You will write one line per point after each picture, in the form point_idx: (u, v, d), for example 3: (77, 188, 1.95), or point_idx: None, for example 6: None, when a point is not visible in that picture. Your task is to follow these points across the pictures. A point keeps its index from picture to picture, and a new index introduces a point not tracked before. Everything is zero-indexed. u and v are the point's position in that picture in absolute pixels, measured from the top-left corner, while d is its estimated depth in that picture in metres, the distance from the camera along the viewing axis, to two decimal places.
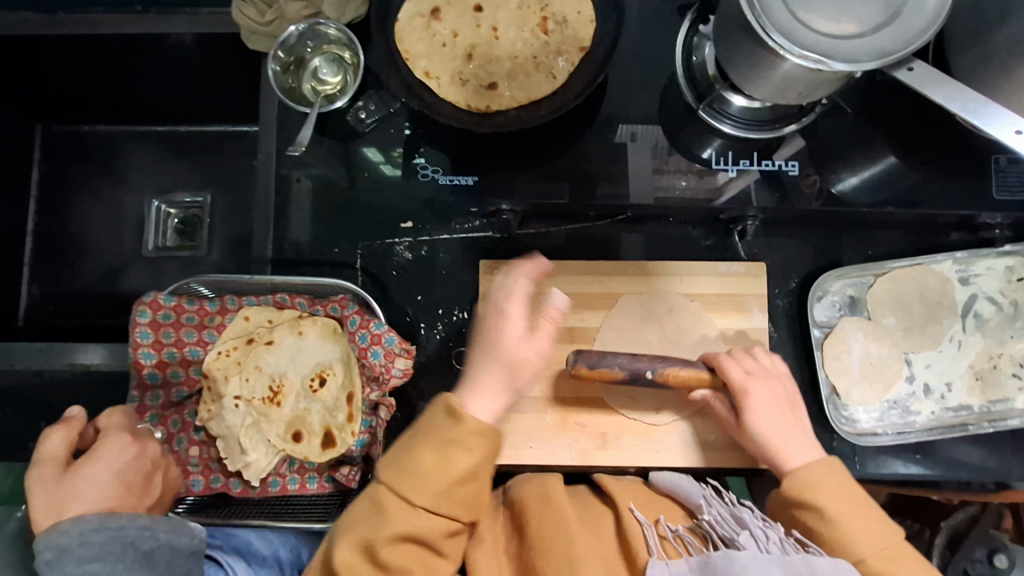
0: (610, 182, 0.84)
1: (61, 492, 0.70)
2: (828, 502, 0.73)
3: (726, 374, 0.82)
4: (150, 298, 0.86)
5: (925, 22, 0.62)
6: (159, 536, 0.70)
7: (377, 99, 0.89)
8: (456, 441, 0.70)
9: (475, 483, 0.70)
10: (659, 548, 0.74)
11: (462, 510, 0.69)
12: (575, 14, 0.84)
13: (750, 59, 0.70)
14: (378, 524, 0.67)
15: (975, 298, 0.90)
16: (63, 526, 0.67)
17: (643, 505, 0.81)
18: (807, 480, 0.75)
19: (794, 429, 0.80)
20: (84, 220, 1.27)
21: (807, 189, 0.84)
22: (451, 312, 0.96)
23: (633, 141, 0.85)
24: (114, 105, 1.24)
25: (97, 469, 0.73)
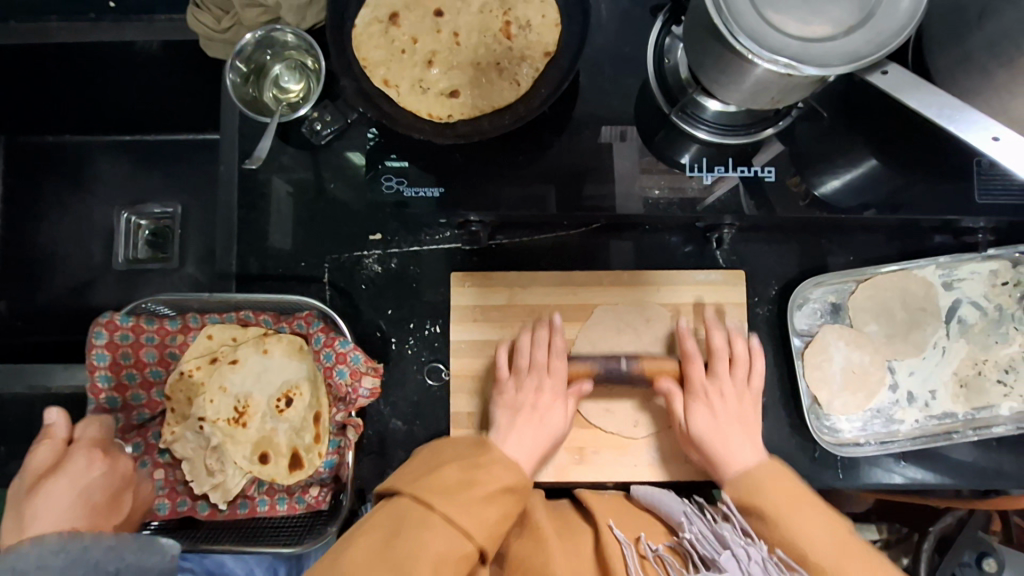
0: (598, 182, 0.81)
1: (29, 509, 0.72)
2: (771, 501, 0.74)
3: (691, 366, 0.84)
4: (106, 319, 0.83)
5: (899, 24, 0.60)
6: (124, 558, 0.69)
7: (332, 109, 0.84)
8: (479, 464, 0.74)
9: (498, 508, 0.71)
10: (638, 567, 0.73)
11: (480, 530, 0.67)
12: (540, 18, 0.80)
13: (720, 63, 0.68)
14: (398, 526, 0.66)
15: (959, 303, 0.88)
16: (22, 548, 0.65)
17: (624, 522, 0.79)
18: (750, 484, 0.76)
19: (739, 430, 0.81)
20: (50, 234, 1.23)
21: (794, 188, 0.81)
22: (423, 326, 0.93)
23: (623, 140, 0.82)
24: (79, 115, 1.21)
25: (63, 488, 0.74)
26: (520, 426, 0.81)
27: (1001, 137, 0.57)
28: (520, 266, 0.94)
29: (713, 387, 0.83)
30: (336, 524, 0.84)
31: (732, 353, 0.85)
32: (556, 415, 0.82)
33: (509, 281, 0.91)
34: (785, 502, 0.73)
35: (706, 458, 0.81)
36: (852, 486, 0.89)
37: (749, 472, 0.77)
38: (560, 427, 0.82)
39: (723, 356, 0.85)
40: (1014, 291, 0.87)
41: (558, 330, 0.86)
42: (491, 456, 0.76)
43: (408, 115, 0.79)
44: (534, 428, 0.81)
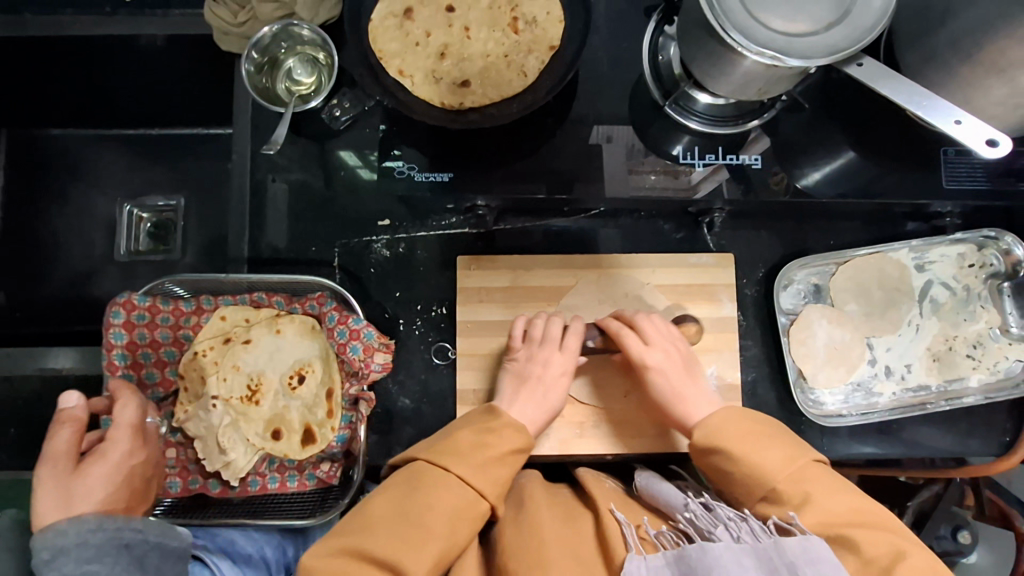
0: (586, 181, 0.86)
1: (69, 489, 0.73)
2: (732, 438, 0.76)
3: (626, 344, 0.85)
4: (124, 299, 0.86)
5: (872, 21, 0.66)
6: (148, 538, 0.72)
7: (351, 96, 0.90)
8: (490, 428, 0.78)
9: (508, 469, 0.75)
10: (637, 544, 0.72)
11: (493, 489, 0.72)
12: (545, 15, 0.86)
13: (712, 57, 0.74)
14: (414, 489, 0.71)
15: (931, 283, 0.95)
16: (62, 527, 0.69)
17: (624, 508, 0.80)
18: (710, 427, 0.78)
19: (694, 385, 0.85)
20: (51, 225, 1.24)
21: (775, 185, 0.87)
22: (430, 308, 0.97)
23: (610, 142, 0.87)
24: (83, 108, 1.22)
25: (101, 469, 0.75)
26: (533, 385, 0.85)
27: (963, 121, 0.63)
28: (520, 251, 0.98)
29: (655, 365, 0.85)
30: (346, 497, 0.87)
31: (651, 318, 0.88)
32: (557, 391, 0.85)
33: (512, 264, 0.95)
34: (751, 439, 0.76)
35: (665, 409, 0.85)
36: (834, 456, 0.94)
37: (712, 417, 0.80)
38: (553, 368, 0.85)
39: (656, 339, 0.86)
40: (980, 272, 0.94)
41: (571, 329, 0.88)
42: (501, 421, 0.79)
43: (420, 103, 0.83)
44: (527, 386, 0.85)
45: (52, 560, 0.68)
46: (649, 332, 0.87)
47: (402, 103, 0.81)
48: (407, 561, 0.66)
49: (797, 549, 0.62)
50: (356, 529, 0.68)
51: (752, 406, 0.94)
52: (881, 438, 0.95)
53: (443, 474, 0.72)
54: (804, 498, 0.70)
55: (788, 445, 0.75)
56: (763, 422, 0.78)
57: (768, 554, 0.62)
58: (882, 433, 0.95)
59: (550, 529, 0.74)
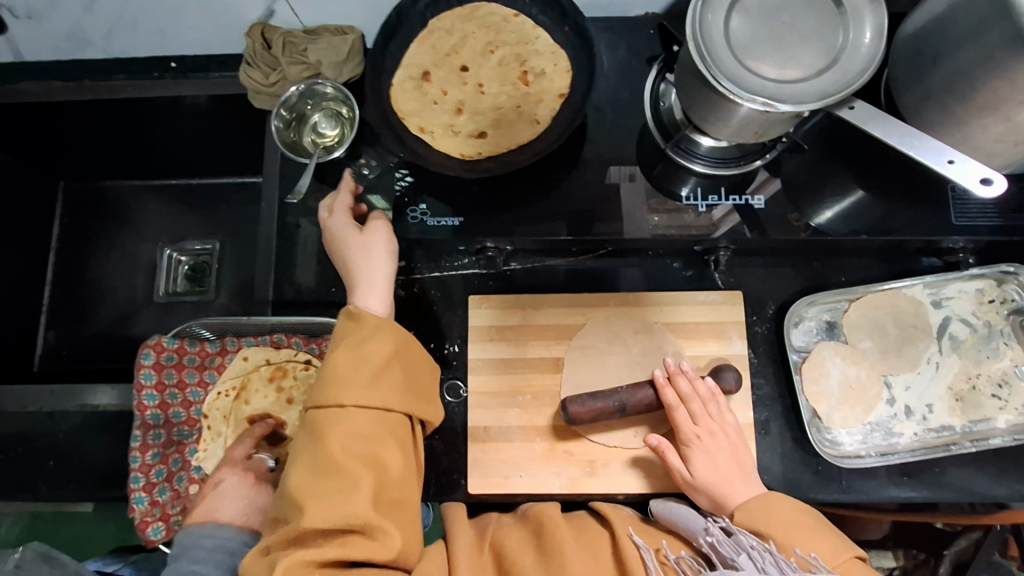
0: (604, 222, 0.89)
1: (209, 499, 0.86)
2: (778, 529, 0.76)
3: (677, 422, 0.85)
4: (154, 341, 0.93)
5: (862, 65, 0.68)
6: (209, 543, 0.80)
7: (375, 155, 0.94)
8: (366, 339, 0.77)
9: (398, 371, 0.78)
10: (658, 568, 0.77)
11: (394, 400, 0.76)
12: (553, 67, 0.91)
13: (707, 104, 0.76)
14: (317, 441, 0.72)
15: (949, 320, 0.93)
16: (194, 528, 0.82)
17: (643, 531, 0.83)
18: (753, 511, 0.78)
19: (740, 473, 0.84)
20: (99, 269, 1.34)
21: (794, 223, 0.88)
22: (442, 346, 0.98)
23: (630, 181, 0.90)
24: (130, 161, 1.32)
25: (231, 484, 0.87)
26: (372, 289, 0.83)
27: (955, 160, 0.64)
28: (534, 289, 1.00)
29: (697, 432, 0.85)
30: None
31: (704, 393, 0.87)
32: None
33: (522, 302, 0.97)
34: (795, 527, 0.76)
35: (713, 501, 0.83)
36: (855, 499, 0.91)
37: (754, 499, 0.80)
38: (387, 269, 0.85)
39: (702, 399, 0.87)
40: (1001, 308, 0.92)
41: (642, 403, 0.87)
42: (369, 332, 0.78)
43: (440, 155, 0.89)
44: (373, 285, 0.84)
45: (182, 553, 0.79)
46: (700, 410, 0.86)
47: (420, 156, 0.88)
48: (354, 512, 0.68)
49: None
50: (330, 418, 0.73)
51: (765, 446, 0.93)
52: (906, 481, 0.92)
53: (368, 353, 0.76)
54: None
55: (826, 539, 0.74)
56: (802, 516, 0.77)
57: None
58: (907, 477, 0.91)
59: (571, 548, 0.78)
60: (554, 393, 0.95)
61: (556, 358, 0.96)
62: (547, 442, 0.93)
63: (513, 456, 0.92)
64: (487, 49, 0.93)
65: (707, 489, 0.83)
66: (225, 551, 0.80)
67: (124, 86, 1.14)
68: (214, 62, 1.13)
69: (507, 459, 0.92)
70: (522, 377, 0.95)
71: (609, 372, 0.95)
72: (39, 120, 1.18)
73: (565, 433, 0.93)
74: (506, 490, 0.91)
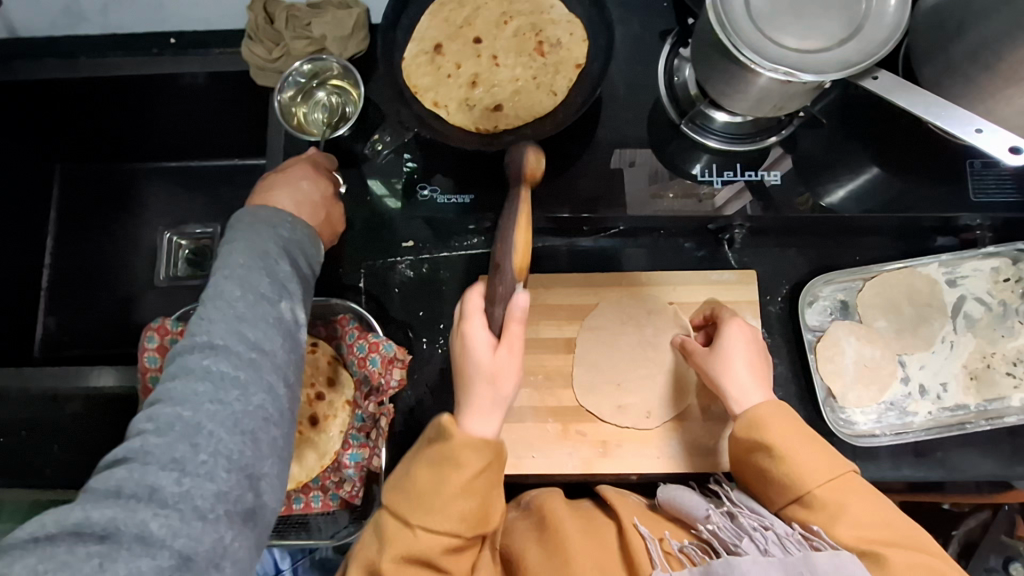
0: (610, 206, 0.87)
1: (277, 189, 0.77)
2: (776, 441, 0.73)
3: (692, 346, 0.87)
4: (159, 323, 0.93)
5: (885, 35, 0.67)
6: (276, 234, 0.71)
7: (391, 131, 0.92)
8: (445, 456, 0.66)
9: (478, 500, 0.67)
10: (662, 560, 0.73)
11: (464, 525, 0.66)
12: (568, 37, 0.89)
13: (725, 77, 0.75)
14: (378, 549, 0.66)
15: (964, 299, 0.92)
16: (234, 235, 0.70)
17: (649, 522, 0.81)
18: (755, 418, 0.75)
19: (759, 380, 0.78)
20: (98, 253, 1.31)
21: (801, 206, 0.87)
22: (452, 326, 0.99)
23: (632, 165, 0.88)
24: (129, 142, 1.29)
25: (289, 194, 0.77)
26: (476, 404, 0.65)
27: (982, 129, 0.63)
28: (544, 270, 0.99)
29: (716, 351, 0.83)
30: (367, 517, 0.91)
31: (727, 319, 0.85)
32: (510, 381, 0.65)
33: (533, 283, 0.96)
34: (797, 445, 0.72)
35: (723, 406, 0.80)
36: (868, 478, 0.91)
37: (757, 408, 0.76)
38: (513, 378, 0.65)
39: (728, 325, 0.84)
40: (1017, 286, 0.91)
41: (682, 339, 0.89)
42: (452, 443, 0.66)
43: (457, 131, 0.86)
44: (485, 385, 0.65)
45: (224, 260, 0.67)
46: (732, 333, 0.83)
47: (440, 133, 0.85)
48: None
49: (828, 565, 0.62)
50: (394, 529, 0.66)
51: None
52: (918, 461, 0.91)
53: (449, 457, 0.66)
54: (839, 509, 0.69)
55: (823, 455, 0.72)
56: (793, 421, 0.75)
57: (796, 568, 0.63)
58: (919, 456, 0.91)
59: (575, 538, 0.77)
60: (566, 373, 0.94)
61: (568, 338, 0.95)
62: (559, 423, 0.92)
63: (524, 437, 0.91)
64: (502, 20, 0.91)
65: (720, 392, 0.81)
66: (279, 238, 0.71)
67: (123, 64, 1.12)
68: (213, 37, 1.13)
69: (519, 441, 0.91)
70: (534, 357, 0.94)
71: (620, 351, 0.94)
72: (36, 100, 1.15)
73: (576, 414, 0.92)
74: (518, 472, 0.90)
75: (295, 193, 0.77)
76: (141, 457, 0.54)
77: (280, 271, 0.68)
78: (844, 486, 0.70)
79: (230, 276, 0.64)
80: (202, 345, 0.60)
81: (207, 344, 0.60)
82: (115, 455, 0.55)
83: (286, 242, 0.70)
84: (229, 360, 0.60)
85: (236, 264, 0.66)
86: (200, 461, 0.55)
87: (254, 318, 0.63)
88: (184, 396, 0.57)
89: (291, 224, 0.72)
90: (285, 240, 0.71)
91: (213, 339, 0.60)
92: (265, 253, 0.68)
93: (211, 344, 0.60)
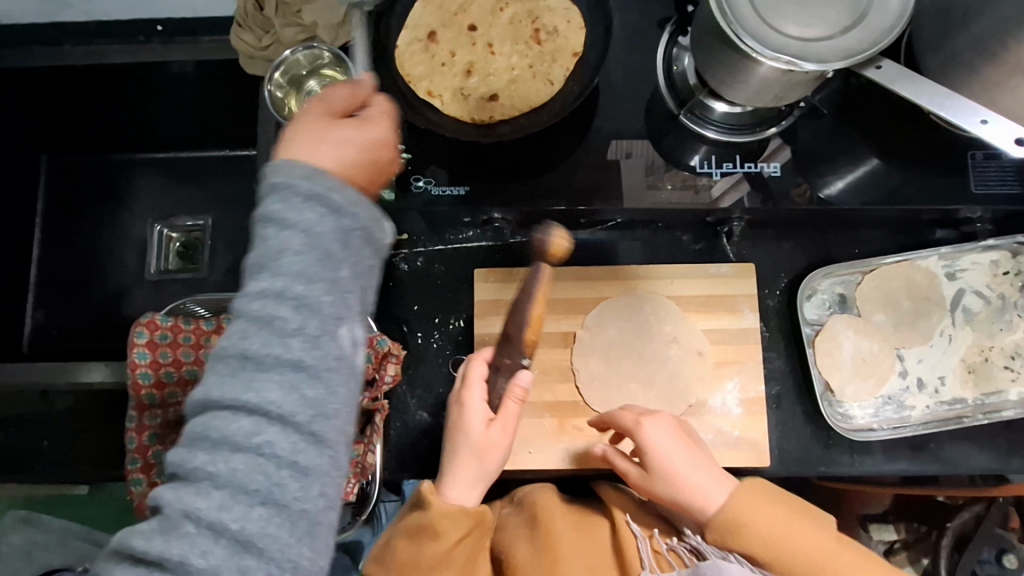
0: (606, 200, 0.86)
1: (319, 132, 0.60)
2: (754, 531, 0.72)
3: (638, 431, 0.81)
4: (148, 318, 0.92)
5: (889, 23, 0.65)
6: (355, 217, 0.55)
7: None
8: (426, 529, 0.72)
9: (460, 561, 0.74)
10: (652, 561, 0.76)
11: None
12: (565, 24, 0.87)
13: (726, 66, 0.73)
14: None
15: (963, 292, 0.92)
16: (290, 200, 0.53)
17: (640, 516, 0.82)
18: (727, 520, 0.73)
19: (707, 471, 0.76)
20: (86, 246, 1.29)
21: (799, 198, 0.86)
22: (448, 320, 0.97)
23: (628, 157, 0.87)
24: (115, 131, 1.26)
25: (344, 136, 0.60)
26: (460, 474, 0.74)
27: (990, 121, 0.63)
28: (535, 265, 0.97)
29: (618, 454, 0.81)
30: (364, 512, 0.90)
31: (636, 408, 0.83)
32: (496, 456, 0.75)
33: (529, 276, 0.95)
34: (782, 535, 0.72)
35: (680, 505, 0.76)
36: (864, 473, 0.91)
37: (727, 504, 0.74)
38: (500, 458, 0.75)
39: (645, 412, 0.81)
40: (1016, 280, 0.91)
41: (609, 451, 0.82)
42: (433, 514, 0.72)
43: (452, 122, 0.85)
44: (474, 462, 0.74)
45: (269, 260, 0.53)
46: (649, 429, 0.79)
47: (433, 122, 0.84)
48: None
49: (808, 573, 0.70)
50: None
51: (775, 419, 0.92)
52: (914, 454, 0.91)
53: (428, 531, 0.72)
54: None
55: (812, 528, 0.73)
56: (779, 503, 0.74)
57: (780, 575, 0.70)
58: (915, 450, 0.91)
59: (566, 538, 0.78)
60: (562, 368, 0.93)
61: (565, 332, 0.94)
62: (556, 417, 0.91)
63: (520, 433, 0.90)
64: (497, 6, 0.89)
65: (673, 501, 0.76)
66: (325, 206, 0.54)
67: None
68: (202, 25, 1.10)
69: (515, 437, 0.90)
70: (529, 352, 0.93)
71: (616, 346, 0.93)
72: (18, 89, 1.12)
73: (573, 409, 0.91)
74: (514, 468, 0.89)
75: (341, 145, 0.60)
76: (184, 571, 0.50)
77: (341, 284, 0.54)
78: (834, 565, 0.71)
79: (292, 297, 0.53)
80: (251, 420, 0.52)
81: (262, 415, 0.52)
82: (152, 551, 0.51)
83: (350, 234, 0.55)
84: (288, 441, 0.52)
85: (286, 287, 0.53)
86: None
87: (320, 374, 0.53)
88: (229, 488, 0.51)
89: (353, 203, 0.55)
90: (346, 231, 0.54)
91: (275, 411, 0.52)
92: (326, 257, 0.53)
93: (264, 415, 0.52)
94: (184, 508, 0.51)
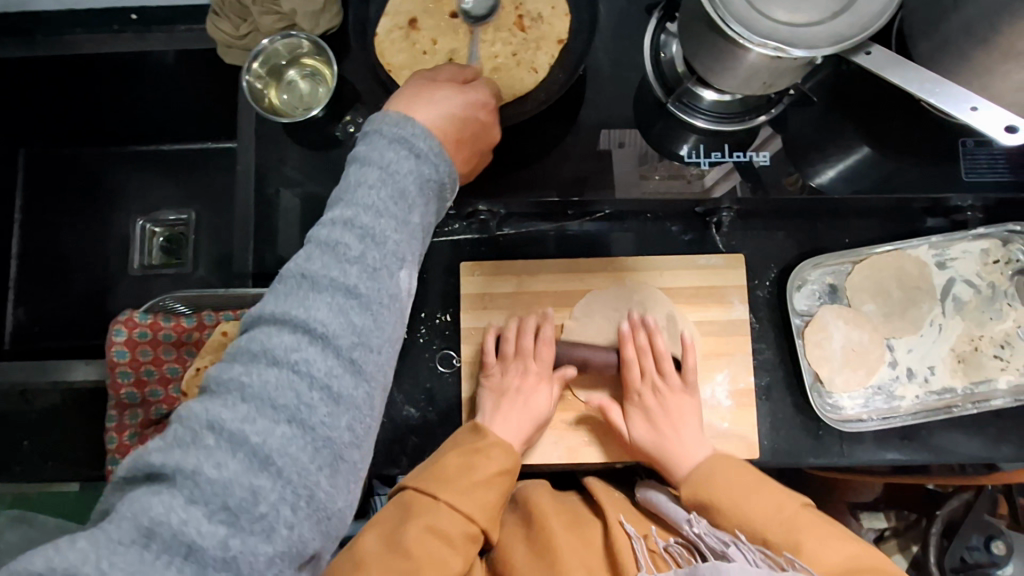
0: (595, 187, 0.85)
1: (420, 93, 0.64)
2: (720, 494, 0.77)
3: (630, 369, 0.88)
4: (126, 316, 0.91)
5: (880, 6, 0.64)
6: (422, 169, 0.57)
7: (365, 112, 0.91)
8: (478, 450, 0.79)
9: (495, 489, 0.77)
10: (648, 561, 0.75)
11: (482, 512, 0.74)
12: (550, 10, 0.85)
13: (714, 52, 0.71)
14: (403, 521, 0.72)
15: (953, 281, 0.91)
16: (376, 144, 0.57)
17: (633, 518, 0.81)
18: (700, 475, 0.79)
19: (688, 427, 0.85)
20: (67, 241, 1.26)
21: (790, 186, 0.85)
22: (434, 315, 0.95)
23: (621, 147, 0.85)
24: (94, 123, 1.23)
25: (445, 100, 0.64)
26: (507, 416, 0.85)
27: (978, 107, 0.61)
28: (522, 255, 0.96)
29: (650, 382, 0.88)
30: None
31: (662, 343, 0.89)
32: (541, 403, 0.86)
33: (517, 269, 0.94)
34: (740, 492, 0.76)
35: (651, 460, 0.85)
36: (855, 464, 0.90)
37: (702, 466, 0.81)
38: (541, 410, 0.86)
39: (655, 351, 0.89)
40: (1006, 268, 0.90)
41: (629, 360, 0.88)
42: (486, 441, 0.80)
43: None
44: (524, 412, 0.85)
45: (354, 192, 0.55)
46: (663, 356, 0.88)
47: None
48: None
49: None
50: (421, 505, 0.73)
51: (765, 411, 0.91)
52: (904, 444, 0.91)
53: (479, 451, 0.79)
54: (796, 547, 0.70)
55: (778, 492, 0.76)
56: (746, 468, 0.79)
57: None
58: (906, 440, 0.90)
59: (561, 537, 0.77)
60: None
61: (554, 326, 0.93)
62: None
63: None
64: None
65: (654, 455, 0.85)
66: (409, 156, 0.57)
67: (83, 41, 1.07)
68: (181, 14, 1.08)
69: None
70: None
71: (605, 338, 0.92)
72: None
73: (562, 402, 0.90)
74: None
75: (444, 106, 0.63)
76: (195, 479, 0.47)
77: (409, 228, 0.56)
78: (795, 525, 0.72)
79: (359, 221, 0.54)
80: (296, 332, 0.51)
81: (303, 328, 0.51)
82: (166, 458, 0.48)
83: (423, 182, 0.57)
84: (326, 360, 0.51)
85: (356, 216, 0.54)
86: (256, 506, 0.48)
87: (366, 302, 0.53)
88: (257, 409, 0.49)
89: (433, 158, 0.58)
90: (423, 180, 0.57)
91: (314, 328, 0.51)
92: (399, 194, 0.56)
93: (307, 330, 0.51)
94: (206, 420, 0.49)
